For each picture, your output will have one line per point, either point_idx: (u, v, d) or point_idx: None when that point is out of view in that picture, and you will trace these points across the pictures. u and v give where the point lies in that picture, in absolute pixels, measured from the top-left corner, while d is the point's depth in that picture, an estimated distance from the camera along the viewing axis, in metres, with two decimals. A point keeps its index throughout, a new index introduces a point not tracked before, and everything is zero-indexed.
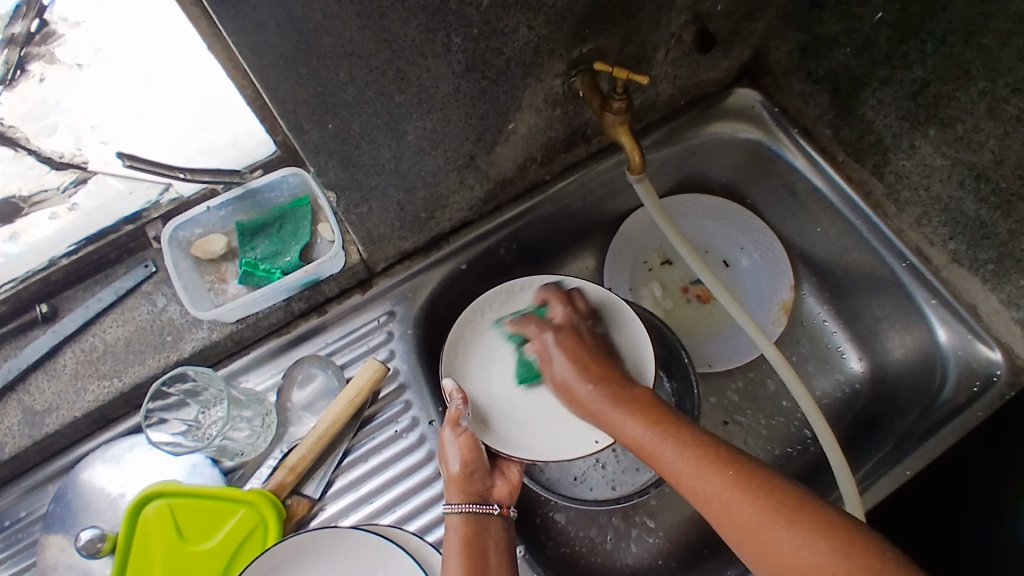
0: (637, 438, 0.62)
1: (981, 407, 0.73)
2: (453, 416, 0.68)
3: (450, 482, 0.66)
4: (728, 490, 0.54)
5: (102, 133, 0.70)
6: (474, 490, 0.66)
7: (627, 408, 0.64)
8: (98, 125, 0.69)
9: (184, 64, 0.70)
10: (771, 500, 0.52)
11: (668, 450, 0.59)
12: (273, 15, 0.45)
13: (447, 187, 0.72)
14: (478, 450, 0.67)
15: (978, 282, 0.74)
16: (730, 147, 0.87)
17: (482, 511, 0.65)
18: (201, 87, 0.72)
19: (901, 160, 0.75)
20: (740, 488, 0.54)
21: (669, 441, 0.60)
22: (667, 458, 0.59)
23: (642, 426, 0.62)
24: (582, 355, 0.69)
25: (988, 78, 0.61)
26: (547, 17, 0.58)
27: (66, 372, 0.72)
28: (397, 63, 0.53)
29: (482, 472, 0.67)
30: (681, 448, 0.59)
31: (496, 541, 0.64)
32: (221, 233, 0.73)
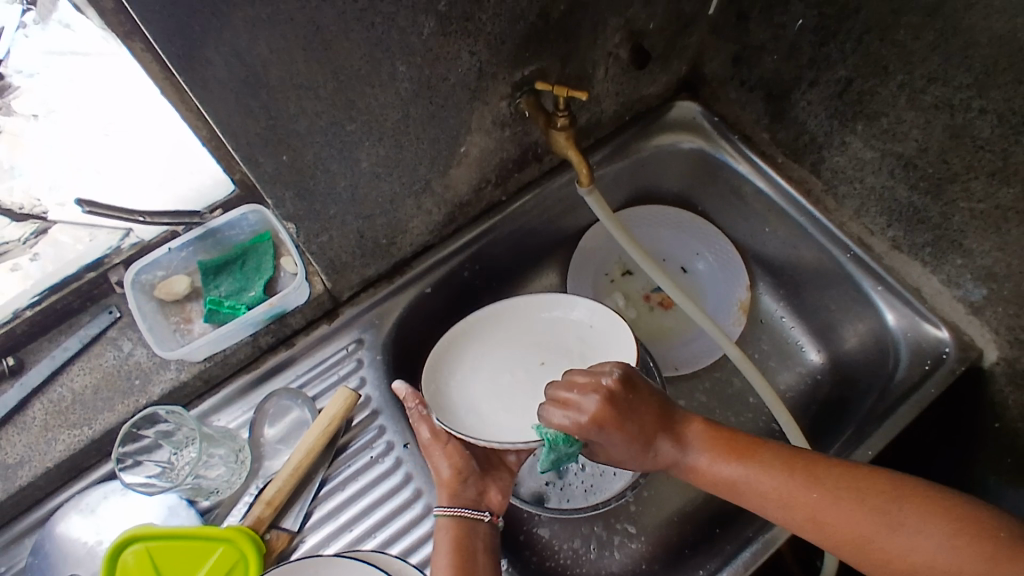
0: (718, 473, 0.60)
1: (935, 383, 0.76)
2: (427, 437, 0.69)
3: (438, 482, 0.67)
4: (834, 497, 0.55)
5: (51, 189, 0.69)
6: (465, 495, 0.67)
7: (704, 450, 0.61)
8: (55, 184, 0.69)
9: (138, 113, 0.68)
10: (881, 498, 0.54)
11: (762, 477, 0.58)
12: (222, 52, 0.47)
13: (405, 211, 0.74)
14: (467, 455, 0.68)
15: (918, 265, 0.78)
16: (676, 157, 0.91)
17: (473, 516, 0.66)
18: (165, 137, 0.70)
19: (835, 156, 0.79)
20: (797, 477, 0.57)
21: (735, 463, 0.60)
22: (764, 485, 0.58)
23: (726, 458, 0.60)
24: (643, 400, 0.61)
25: (904, 72, 0.66)
26: (487, 42, 0.61)
27: (36, 424, 0.72)
28: (346, 93, 0.56)
29: (474, 476, 0.68)
30: (772, 474, 0.58)
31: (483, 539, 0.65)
32: (184, 273, 0.74)
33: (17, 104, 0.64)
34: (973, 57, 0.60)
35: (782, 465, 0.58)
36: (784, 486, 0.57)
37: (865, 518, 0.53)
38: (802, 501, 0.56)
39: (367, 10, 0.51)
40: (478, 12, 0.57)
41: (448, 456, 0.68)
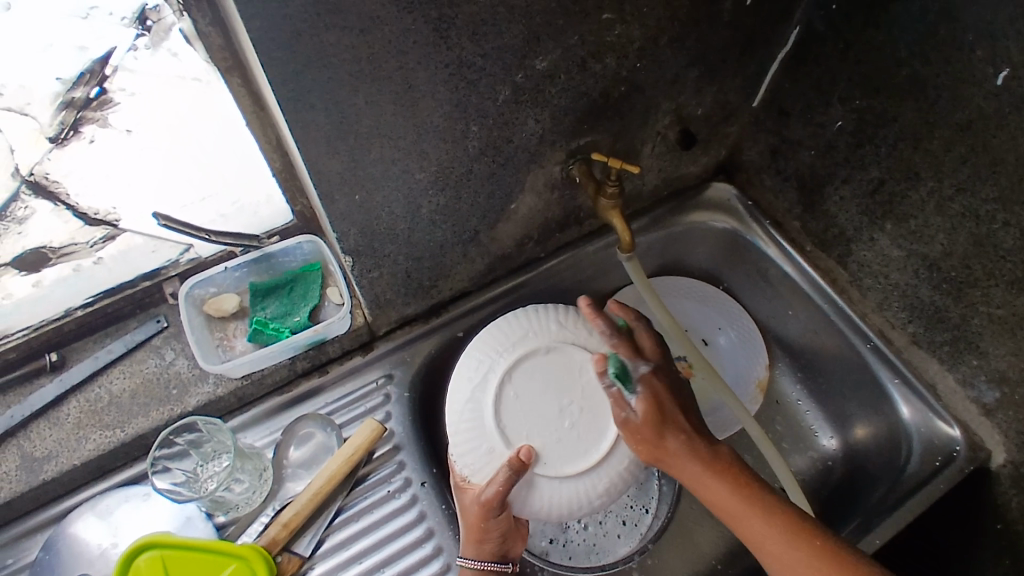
0: (719, 498, 0.64)
1: (944, 480, 0.78)
2: (494, 497, 0.63)
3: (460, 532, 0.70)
4: (820, 564, 0.58)
5: (135, 189, 0.71)
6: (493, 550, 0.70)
7: (712, 473, 0.64)
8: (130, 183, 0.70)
9: (223, 132, 0.68)
10: None
11: (756, 518, 0.62)
12: (324, 99, 0.52)
13: (451, 258, 0.78)
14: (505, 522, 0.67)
15: (935, 363, 0.81)
16: (709, 234, 0.95)
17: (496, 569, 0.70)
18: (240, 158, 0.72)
19: (862, 250, 0.83)
20: (793, 536, 0.60)
21: (734, 494, 0.63)
22: (755, 526, 0.62)
23: (729, 489, 0.64)
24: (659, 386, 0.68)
25: (934, 179, 0.70)
26: (553, 112, 0.66)
27: (69, 421, 0.74)
28: (421, 145, 0.60)
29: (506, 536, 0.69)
30: (769, 520, 0.62)
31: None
32: (234, 292, 0.79)
33: (115, 119, 0.65)
34: (1000, 172, 0.64)
35: (776, 508, 0.62)
36: (779, 538, 0.61)
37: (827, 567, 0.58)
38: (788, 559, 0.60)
39: (454, 74, 0.56)
40: (549, 85, 0.62)
41: (497, 523, 0.66)
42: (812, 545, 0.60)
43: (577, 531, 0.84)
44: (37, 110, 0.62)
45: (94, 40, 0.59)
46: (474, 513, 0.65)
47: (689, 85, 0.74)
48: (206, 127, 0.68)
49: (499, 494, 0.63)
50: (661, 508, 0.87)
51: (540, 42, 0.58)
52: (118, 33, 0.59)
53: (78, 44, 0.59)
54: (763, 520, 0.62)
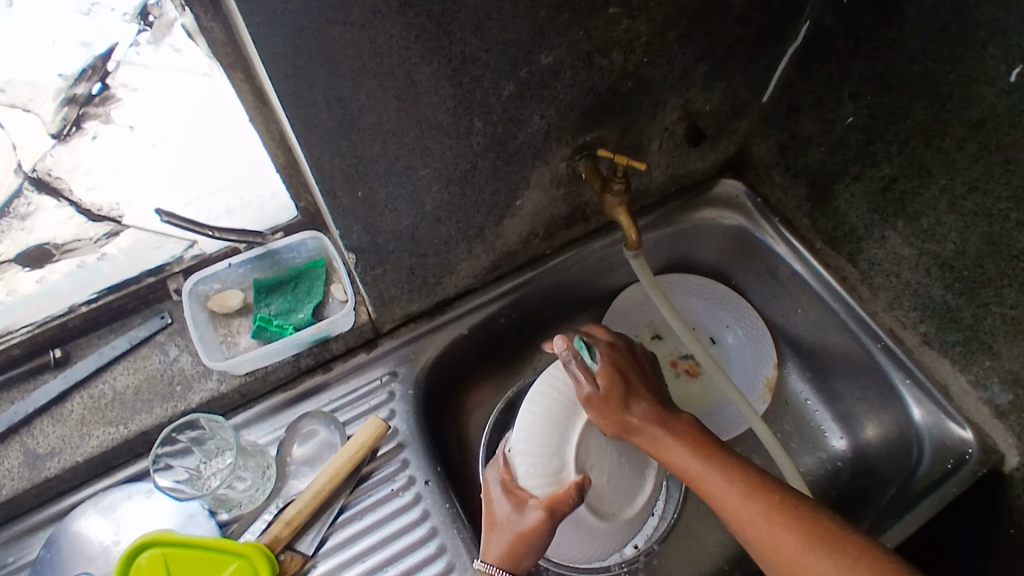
0: (679, 463, 0.68)
1: (955, 483, 0.77)
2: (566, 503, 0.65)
3: (499, 531, 0.67)
4: (769, 513, 0.62)
5: (138, 183, 0.70)
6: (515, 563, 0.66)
7: (676, 438, 0.69)
8: (134, 176, 0.69)
9: (227, 125, 0.68)
10: (821, 536, 0.59)
11: (712, 477, 0.66)
12: (325, 94, 0.51)
13: (456, 254, 0.77)
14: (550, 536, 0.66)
15: (947, 364, 0.79)
16: (717, 232, 0.94)
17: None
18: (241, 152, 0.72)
19: (873, 249, 0.81)
20: (748, 492, 0.63)
21: (691, 456, 0.67)
22: (711, 482, 0.66)
23: (688, 452, 0.67)
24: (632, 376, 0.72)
25: (948, 177, 0.69)
26: (558, 107, 0.65)
27: (73, 417, 0.74)
28: (424, 141, 0.59)
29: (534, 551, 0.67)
30: (723, 477, 0.65)
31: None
32: (239, 288, 0.78)
33: (119, 116, 0.65)
34: (1013, 171, 0.63)
35: (734, 468, 0.66)
36: (734, 497, 0.64)
37: (779, 521, 0.61)
38: (748, 517, 0.63)
39: (458, 70, 0.55)
40: (554, 80, 0.62)
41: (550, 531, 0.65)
42: (764, 503, 0.62)
43: None
44: (40, 106, 0.61)
45: (99, 35, 0.59)
46: (539, 510, 0.65)
47: (697, 81, 0.73)
48: (208, 119, 0.68)
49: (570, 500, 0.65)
50: (668, 508, 0.86)
51: (545, 36, 0.57)
52: (122, 28, 0.59)
53: (82, 39, 0.58)
54: (723, 478, 0.65)
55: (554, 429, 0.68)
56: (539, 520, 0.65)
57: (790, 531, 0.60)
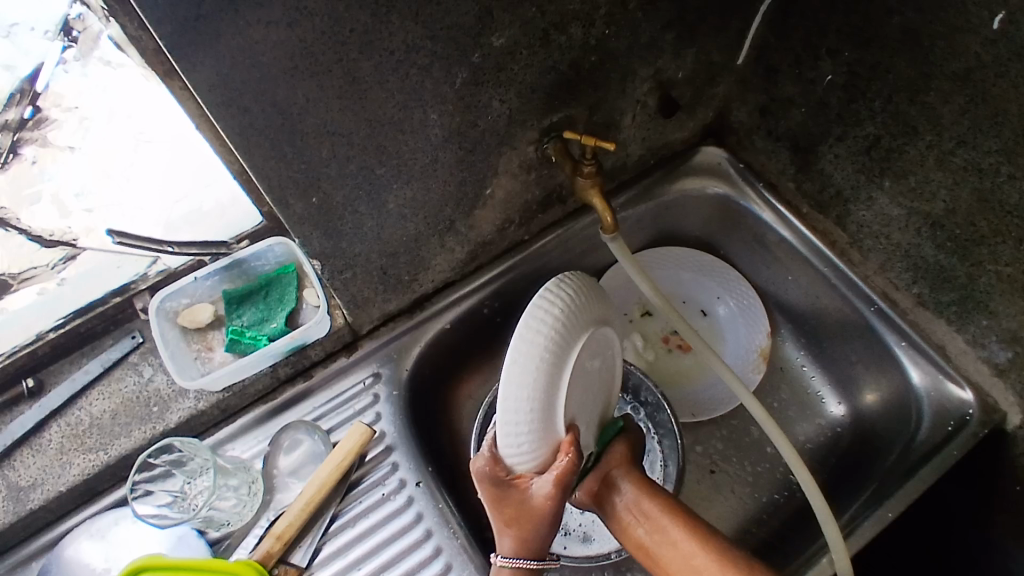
0: (665, 537, 0.65)
1: (958, 445, 0.75)
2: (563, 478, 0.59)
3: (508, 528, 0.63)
4: None
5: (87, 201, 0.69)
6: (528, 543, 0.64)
7: (662, 510, 0.66)
8: (81, 193, 0.68)
9: (170, 132, 0.67)
10: None
11: (699, 557, 0.63)
12: (260, 102, 0.48)
13: (428, 250, 0.74)
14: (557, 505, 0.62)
15: (944, 324, 0.77)
16: (701, 202, 0.91)
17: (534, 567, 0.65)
18: (185, 156, 0.70)
19: (861, 210, 0.78)
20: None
21: (680, 531, 0.65)
22: (697, 562, 0.63)
23: (674, 524, 0.65)
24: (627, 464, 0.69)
25: (933, 133, 0.65)
26: (518, 91, 0.62)
27: (52, 446, 0.73)
28: (377, 139, 0.56)
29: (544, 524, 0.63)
30: (711, 559, 0.62)
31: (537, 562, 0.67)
32: (209, 301, 0.75)
33: (57, 137, 0.64)
34: (1002, 124, 0.59)
35: (721, 551, 0.63)
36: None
37: None
38: None
39: (403, 62, 0.52)
40: (510, 63, 0.58)
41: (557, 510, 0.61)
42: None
43: (573, 516, 0.84)
44: None
45: (21, 58, 0.59)
46: (538, 496, 0.60)
47: (666, 49, 0.70)
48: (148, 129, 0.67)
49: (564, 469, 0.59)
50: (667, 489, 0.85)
51: (493, 18, 0.53)
52: (46, 46, 0.59)
53: (5, 63, 0.59)
54: (705, 563, 0.62)
55: (546, 396, 0.56)
56: (548, 500, 0.60)
57: None
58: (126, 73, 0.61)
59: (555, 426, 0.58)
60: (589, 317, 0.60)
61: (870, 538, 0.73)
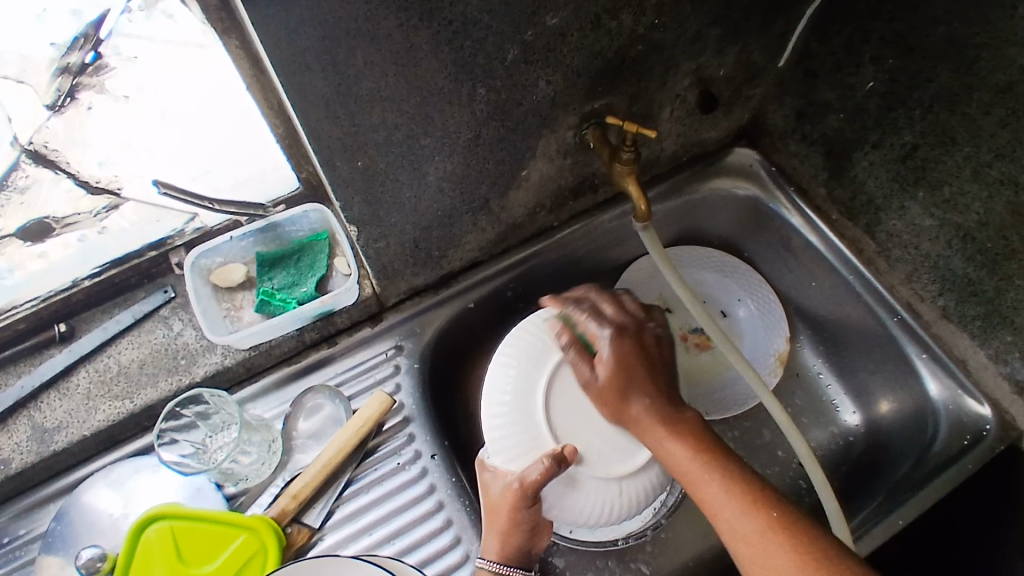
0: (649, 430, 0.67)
1: (971, 460, 0.75)
2: (534, 479, 0.65)
3: (496, 533, 0.68)
4: (722, 485, 0.61)
5: (110, 167, 0.72)
6: (511, 551, 0.68)
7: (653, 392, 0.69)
8: (104, 160, 0.72)
9: (205, 103, 0.71)
10: (767, 513, 0.59)
11: (675, 446, 0.65)
12: (320, 61, 0.49)
13: (460, 227, 0.75)
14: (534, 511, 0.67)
15: (966, 338, 0.77)
16: (730, 203, 0.91)
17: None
18: (235, 120, 0.72)
19: (892, 220, 0.79)
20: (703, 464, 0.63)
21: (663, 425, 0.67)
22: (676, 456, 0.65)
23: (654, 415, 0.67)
24: (624, 350, 0.69)
25: (972, 144, 0.66)
26: (564, 73, 0.63)
27: (79, 391, 0.74)
28: (426, 109, 0.58)
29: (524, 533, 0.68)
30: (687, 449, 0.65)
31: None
32: (241, 262, 0.77)
33: (99, 99, 0.68)
34: None
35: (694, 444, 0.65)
36: (694, 468, 0.64)
37: (727, 492, 0.61)
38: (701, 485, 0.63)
39: (459, 33, 0.53)
40: (561, 44, 0.59)
41: (530, 510, 0.66)
42: (715, 471, 0.63)
43: None
44: (35, 76, 0.65)
45: (88, 4, 0.63)
46: (510, 496, 0.66)
47: (711, 44, 0.70)
48: (182, 104, 0.71)
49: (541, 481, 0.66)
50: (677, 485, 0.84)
51: None
52: None
53: (73, 8, 0.63)
54: (684, 455, 0.64)
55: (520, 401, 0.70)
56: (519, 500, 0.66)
57: (736, 506, 0.60)
58: (187, 25, 0.64)
59: (534, 432, 0.69)
60: (570, 336, 0.72)
61: (877, 544, 0.73)
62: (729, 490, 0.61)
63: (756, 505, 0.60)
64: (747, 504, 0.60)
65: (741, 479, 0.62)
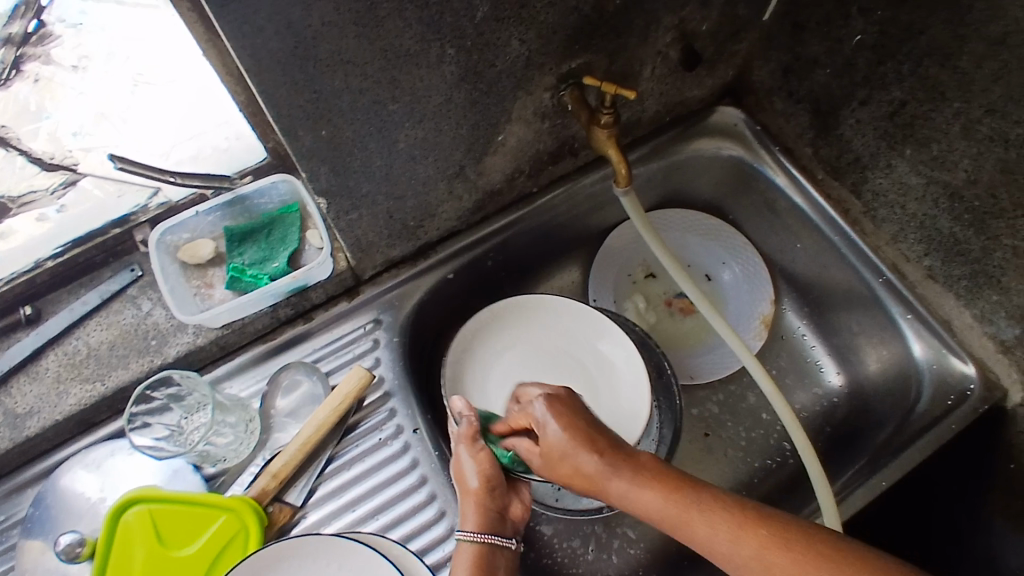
0: (656, 512, 0.54)
1: (956, 419, 0.75)
2: (470, 426, 0.69)
3: (468, 498, 0.67)
4: (769, 545, 0.49)
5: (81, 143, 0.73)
6: (492, 507, 0.67)
7: (643, 482, 0.55)
8: (80, 133, 0.73)
9: (163, 66, 0.74)
10: (830, 558, 0.47)
11: (697, 522, 0.51)
12: (273, 21, 0.46)
13: (436, 196, 0.73)
14: (498, 465, 0.68)
15: (952, 298, 0.77)
16: (714, 164, 0.89)
17: (499, 543, 0.65)
18: (177, 79, 0.75)
19: (878, 178, 0.77)
20: (734, 527, 0.50)
21: (688, 508, 0.52)
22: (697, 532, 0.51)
23: (660, 495, 0.54)
24: (580, 430, 0.59)
25: (962, 99, 0.64)
26: (538, 31, 0.59)
27: (49, 375, 0.72)
28: (391, 72, 0.54)
29: (502, 489, 0.68)
30: (709, 517, 0.51)
31: (507, 563, 0.66)
32: (209, 237, 0.74)
33: (59, 74, 0.71)
34: None
35: (715, 500, 0.52)
36: (733, 539, 0.50)
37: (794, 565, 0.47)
38: (749, 556, 0.49)
39: None
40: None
41: (487, 457, 0.68)
42: (762, 533, 0.49)
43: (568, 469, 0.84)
44: None
45: None
46: (463, 447, 0.68)
47: None
48: (148, 69, 0.74)
49: (476, 416, 0.69)
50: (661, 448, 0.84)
51: None
52: None
53: None
54: (704, 524, 0.51)
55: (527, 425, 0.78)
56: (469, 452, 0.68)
57: (791, 561, 0.48)
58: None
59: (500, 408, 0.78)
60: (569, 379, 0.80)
61: (862, 505, 0.73)
62: (784, 552, 0.48)
63: (827, 559, 0.47)
64: (834, 566, 0.46)
65: (804, 534, 0.49)
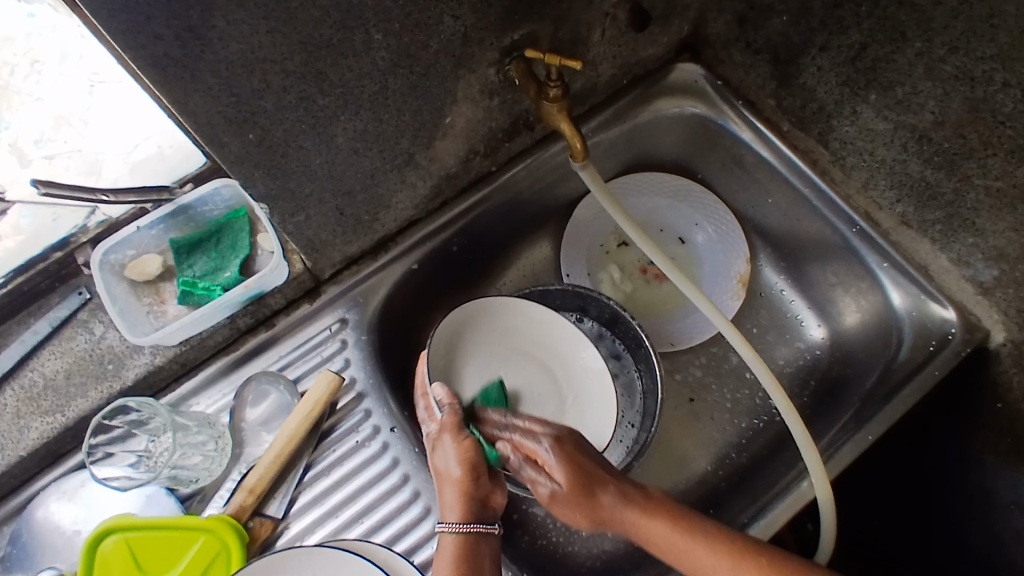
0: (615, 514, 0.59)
1: (939, 365, 0.73)
2: (453, 414, 0.64)
3: (451, 486, 0.62)
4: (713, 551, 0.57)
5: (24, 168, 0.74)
6: (477, 495, 0.62)
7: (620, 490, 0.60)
8: (42, 140, 0.75)
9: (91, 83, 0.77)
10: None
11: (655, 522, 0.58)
12: (172, 25, 0.43)
13: (388, 187, 0.69)
14: (482, 450, 0.63)
15: (927, 243, 0.75)
16: (677, 123, 0.86)
17: (483, 530, 0.62)
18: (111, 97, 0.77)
19: (844, 126, 0.74)
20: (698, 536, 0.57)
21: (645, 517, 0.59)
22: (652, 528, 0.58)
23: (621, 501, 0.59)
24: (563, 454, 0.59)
25: (923, 39, 0.61)
26: (470, 5, 0.56)
27: (8, 411, 0.69)
28: (315, 65, 0.51)
29: (486, 477, 0.63)
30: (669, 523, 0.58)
31: (492, 549, 0.62)
32: (156, 251, 0.70)
33: (16, 84, 0.76)
34: (997, 27, 0.55)
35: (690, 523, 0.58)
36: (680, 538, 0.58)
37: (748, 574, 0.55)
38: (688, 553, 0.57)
39: None
40: None
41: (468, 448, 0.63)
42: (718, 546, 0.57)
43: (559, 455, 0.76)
44: None
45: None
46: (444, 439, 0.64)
47: None
48: (101, 69, 0.77)
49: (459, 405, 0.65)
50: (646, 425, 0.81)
51: None
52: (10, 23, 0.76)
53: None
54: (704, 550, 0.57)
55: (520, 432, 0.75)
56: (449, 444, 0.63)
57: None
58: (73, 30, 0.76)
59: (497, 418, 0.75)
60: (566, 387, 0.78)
61: (850, 461, 0.72)
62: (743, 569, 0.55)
63: None
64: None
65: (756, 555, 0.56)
